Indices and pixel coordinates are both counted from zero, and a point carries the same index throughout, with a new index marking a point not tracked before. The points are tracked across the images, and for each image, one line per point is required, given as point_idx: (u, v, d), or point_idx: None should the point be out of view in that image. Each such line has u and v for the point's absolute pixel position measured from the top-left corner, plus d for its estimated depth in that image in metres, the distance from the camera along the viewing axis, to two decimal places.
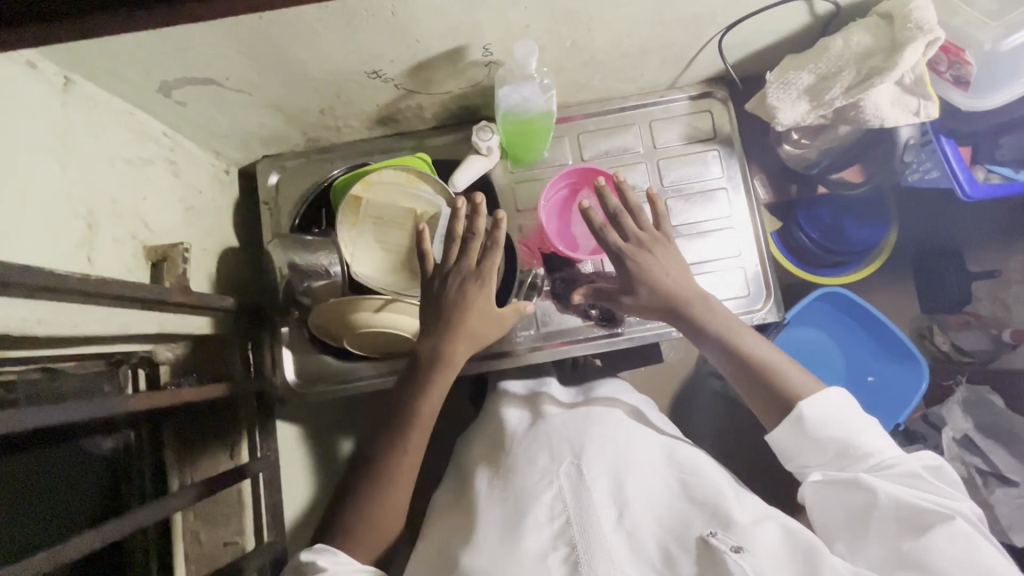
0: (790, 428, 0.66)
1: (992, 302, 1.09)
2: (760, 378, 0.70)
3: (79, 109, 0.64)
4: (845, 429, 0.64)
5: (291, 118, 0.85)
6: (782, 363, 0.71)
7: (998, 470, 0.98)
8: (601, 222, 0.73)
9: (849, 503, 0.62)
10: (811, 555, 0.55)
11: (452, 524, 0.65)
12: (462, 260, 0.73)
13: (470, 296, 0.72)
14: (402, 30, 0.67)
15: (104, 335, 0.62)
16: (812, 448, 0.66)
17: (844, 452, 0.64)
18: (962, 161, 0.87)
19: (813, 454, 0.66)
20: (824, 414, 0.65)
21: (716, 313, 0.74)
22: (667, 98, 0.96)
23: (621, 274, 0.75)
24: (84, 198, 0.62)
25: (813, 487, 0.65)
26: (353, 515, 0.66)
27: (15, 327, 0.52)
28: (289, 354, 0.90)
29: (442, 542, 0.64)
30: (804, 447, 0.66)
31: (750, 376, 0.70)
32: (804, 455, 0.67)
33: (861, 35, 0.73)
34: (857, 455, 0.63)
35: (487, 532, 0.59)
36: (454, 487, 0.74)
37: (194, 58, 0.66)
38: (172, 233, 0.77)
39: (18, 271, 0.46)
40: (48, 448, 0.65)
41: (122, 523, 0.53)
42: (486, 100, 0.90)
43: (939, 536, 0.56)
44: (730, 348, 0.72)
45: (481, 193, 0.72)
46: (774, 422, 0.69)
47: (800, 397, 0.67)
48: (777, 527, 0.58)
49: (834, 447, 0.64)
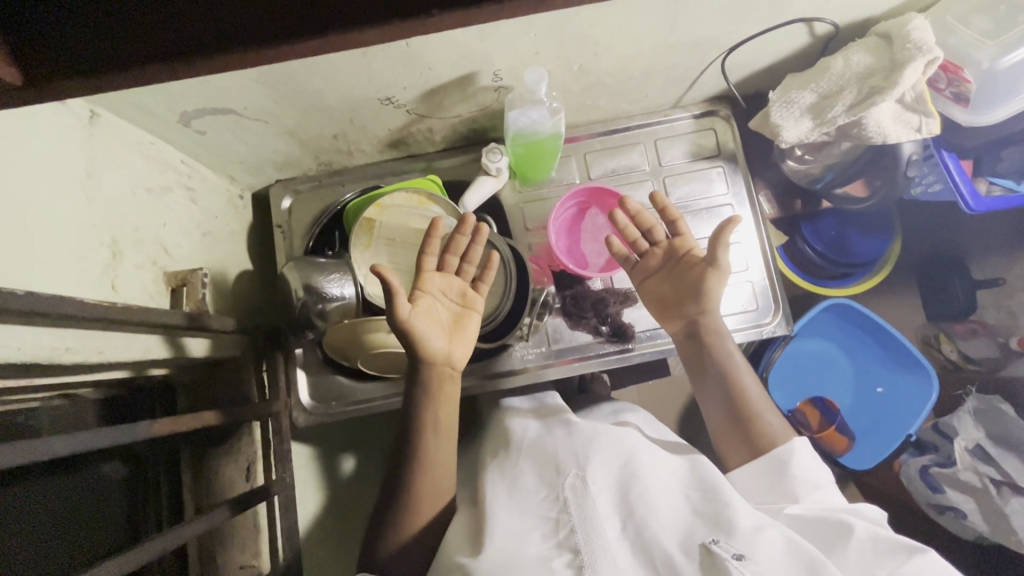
0: (769, 465, 0.67)
1: (998, 310, 1.08)
2: (742, 420, 0.72)
3: (102, 140, 0.65)
4: (814, 472, 0.66)
5: (305, 143, 0.87)
6: (767, 409, 0.72)
7: (1012, 479, 0.94)
8: (639, 214, 0.80)
9: (822, 537, 0.59)
10: (812, 568, 0.53)
11: (464, 524, 0.64)
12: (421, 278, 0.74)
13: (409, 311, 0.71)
14: (415, 59, 0.69)
15: (127, 360, 0.63)
16: (785, 487, 0.65)
17: (814, 494, 0.64)
18: (965, 174, 0.88)
19: (781, 491, 0.65)
20: (804, 454, 0.68)
21: (722, 348, 0.75)
22: (671, 117, 0.98)
23: (672, 262, 0.78)
24: (108, 227, 0.63)
25: (787, 521, 0.62)
26: (382, 533, 0.66)
27: (46, 355, 0.53)
28: (302, 375, 0.92)
29: (452, 540, 0.62)
30: (772, 482, 0.66)
31: (736, 419, 0.72)
32: (769, 495, 0.66)
33: (861, 55, 0.76)
34: (823, 497, 0.65)
35: (494, 534, 0.59)
36: (468, 491, 0.72)
37: (215, 90, 0.69)
38: (190, 259, 0.78)
39: (53, 302, 0.47)
40: (68, 475, 0.65)
41: (150, 548, 0.53)
42: (495, 123, 0.92)
43: (918, 563, 0.55)
44: (730, 385, 0.74)
45: (443, 217, 0.71)
46: (739, 463, 0.71)
47: (778, 442, 0.69)
48: (779, 537, 0.55)
49: (805, 485, 0.65)
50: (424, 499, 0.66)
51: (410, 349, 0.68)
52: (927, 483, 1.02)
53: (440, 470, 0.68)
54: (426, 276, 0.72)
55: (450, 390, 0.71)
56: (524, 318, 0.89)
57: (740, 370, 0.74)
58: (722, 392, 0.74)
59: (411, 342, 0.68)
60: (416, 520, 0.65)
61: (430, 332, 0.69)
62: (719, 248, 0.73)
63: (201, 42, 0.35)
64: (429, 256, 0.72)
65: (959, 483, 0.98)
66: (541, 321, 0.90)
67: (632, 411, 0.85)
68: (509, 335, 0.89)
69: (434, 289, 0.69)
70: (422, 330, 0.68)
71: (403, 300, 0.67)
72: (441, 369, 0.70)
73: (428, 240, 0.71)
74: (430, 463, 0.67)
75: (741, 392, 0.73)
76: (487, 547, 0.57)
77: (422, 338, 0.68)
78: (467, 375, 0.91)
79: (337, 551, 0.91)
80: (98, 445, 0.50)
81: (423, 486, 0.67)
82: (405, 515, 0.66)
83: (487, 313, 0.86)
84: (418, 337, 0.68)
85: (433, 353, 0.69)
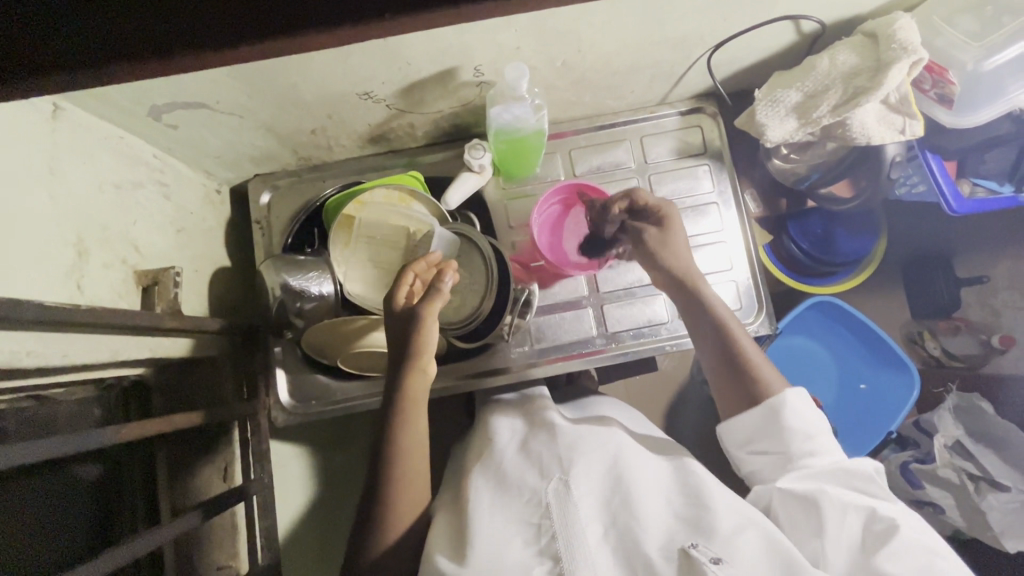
0: (762, 415, 0.66)
1: (982, 308, 1.13)
2: (725, 377, 0.71)
3: (68, 135, 0.63)
4: (807, 424, 0.65)
5: (283, 137, 0.85)
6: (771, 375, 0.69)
7: (989, 475, 0.96)
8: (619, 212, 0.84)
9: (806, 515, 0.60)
10: (790, 565, 0.54)
11: (444, 526, 0.64)
12: (392, 300, 0.71)
13: (396, 333, 0.70)
14: (392, 53, 0.68)
15: (95, 363, 0.62)
16: (774, 437, 0.65)
17: (800, 446, 0.64)
18: (948, 176, 0.88)
19: (773, 443, 0.65)
20: (797, 406, 0.66)
21: (701, 317, 0.75)
22: (658, 114, 0.97)
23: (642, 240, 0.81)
24: (74, 226, 0.62)
25: (778, 490, 0.62)
26: (364, 536, 0.64)
27: (5, 359, 0.51)
28: (283, 375, 0.90)
29: (433, 539, 0.62)
30: (765, 432, 0.66)
31: (734, 379, 0.70)
32: (760, 440, 0.66)
33: (847, 55, 0.75)
34: (816, 449, 0.64)
35: (478, 540, 0.58)
36: (451, 493, 0.71)
37: (186, 85, 0.67)
38: (163, 256, 0.76)
39: (10, 306, 0.46)
40: (38, 477, 0.64)
41: (113, 555, 0.52)
42: (478, 118, 0.91)
43: (893, 546, 0.55)
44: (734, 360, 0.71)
45: (438, 253, 0.75)
46: (736, 407, 0.69)
47: (766, 388, 0.68)
48: (758, 536, 0.56)
49: (797, 435, 0.64)
50: (405, 506, 0.66)
51: (406, 368, 0.69)
52: (907, 479, 1.02)
53: (424, 467, 0.68)
54: (396, 309, 0.70)
55: (422, 414, 0.70)
56: (506, 317, 0.88)
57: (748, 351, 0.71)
58: (724, 357, 0.71)
59: (410, 363, 0.69)
60: (396, 530, 0.64)
61: (425, 356, 0.69)
62: (675, 233, 0.79)
63: (140, 38, 0.33)
64: (410, 284, 0.72)
65: (939, 480, 0.98)
66: (523, 320, 0.90)
67: (609, 404, 0.86)
68: (490, 334, 0.88)
69: (424, 319, 0.68)
70: (424, 349, 0.69)
71: (408, 319, 0.69)
72: (420, 387, 0.70)
73: (415, 267, 0.72)
74: (410, 470, 0.67)
75: (748, 366, 0.70)
76: (469, 552, 0.57)
77: (416, 357, 0.69)
78: (448, 374, 0.91)
79: (319, 551, 0.91)
80: (63, 451, 0.49)
81: (407, 489, 0.66)
82: (380, 525, 0.64)
83: (466, 314, 0.82)
84: (413, 362, 0.69)
85: (424, 372, 0.70)
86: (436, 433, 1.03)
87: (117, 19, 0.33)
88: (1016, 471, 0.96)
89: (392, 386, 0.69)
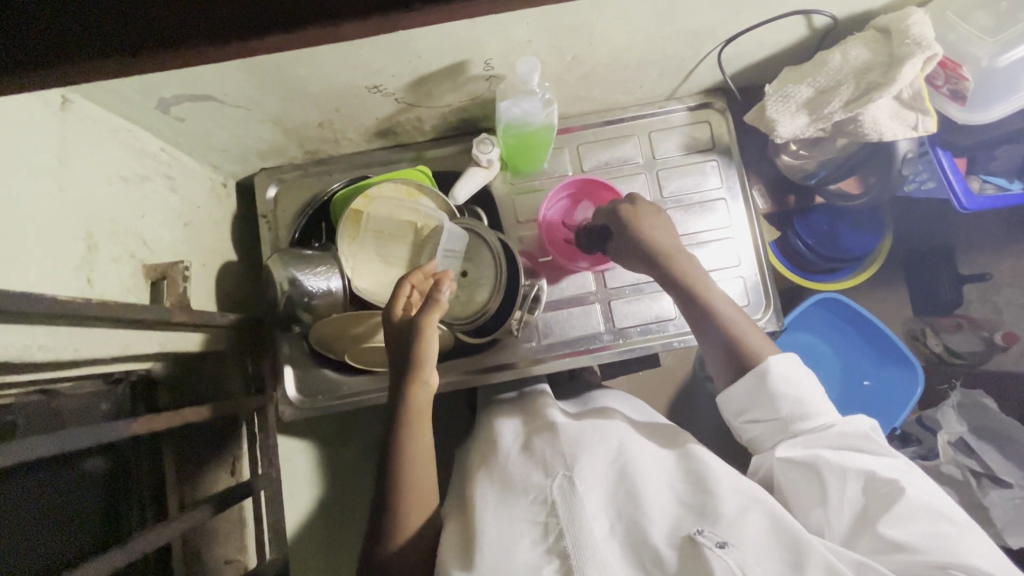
0: (753, 382, 0.66)
1: (984, 305, 1.14)
2: (720, 349, 0.72)
3: (76, 127, 0.63)
4: (799, 388, 0.65)
5: (289, 131, 0.84)
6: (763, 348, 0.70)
7: (991, 471, 0.98)
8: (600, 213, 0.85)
9: (808, 484, 0.60)
10: (794, 543, 0.54)
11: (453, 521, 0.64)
12: (389, 315, 0.71)
13: (395, 347, 0.70)
14: (403, 47, 0.67)
15: (104, 356, 0.62)
16: (766, 404, 0.65)
17: (796, 412, 0.64)
18: (959, 173, 0.89)
19: (767, 410, 0.66)
20: (788, 372, 0.66)
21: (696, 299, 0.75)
22: (666, 108, 0.96)
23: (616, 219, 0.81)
24: (84, 219, 0.61)
25: (778, 461, 0.62)
26: (379, 531, 0.65)
27: (16, 353, 0.51)
28: (289, 371, 0.90)
29: (445, 545, 0.62)
30: (758, 401, 0.66)
31: (727, 351, 0.71)
32: (754, 409, 0.67)
33: (859, 49, 0.74)
34: (811, 411, 0.63)
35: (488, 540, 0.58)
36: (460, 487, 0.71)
37: (194, 77, 0.66)
38: (171, 250, 0.76)
39: (24, 299, 0.45)
40: (48, 471, 0.64)
41: (124, 551, 0.52)
42: (486, 113, 0.90)
43: (897, 511, 0.55)
44: (729, 335, 0.71)
45: (434, 262, 0.74)
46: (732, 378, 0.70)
47: (759, 358, 0.68)
48: (762, 517, 0.56)
49: (789, 402, 0.64)
50: (417, 501, 0.66)
51: (406, 385, 0.68)
52: None
53: (432, 458, 0.69)
54: (394, 324, 0.70)
55: (427, 416, 0.70)
56: (514, 312, 0.87)
57: (744, 329, 0.72)
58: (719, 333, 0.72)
59: (409, 378, 0.68)
60: (409, 526, 0.65)
61: (425, 369, 0.68)
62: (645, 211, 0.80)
63: (163, 33, 0.34)
64: (405, 298, 0.71)
65: (942, 476, 0.99)
66: (532, 315, 0.89)
67: (617, 396, 0.86)
68: (498, 330, 0.89)
69: (420, 332, 0.68)
70: (422, 361, 0.68)
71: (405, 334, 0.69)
72: (422, 400, 0.69)
73: (408, 280, 0.72)
74: (418, 464, 0.67)
75: (741, 340, 0.70)
76: (481, 549, 0.57)
77: (419, 371, 0.68)
78: (455, 369, 0.91)
79: (325, 546, 0.91)
80: (76, 445, 0.49)
81: (417, 483, 0.66)
82: (390, 521, 0.64)
83: (473, 310, 0.82)
84: (414, 377, 0.68)
85: (426, 384, 0.69)
86: (442, 428, 1.03)
87: (140, 13, 0.33)
88: (1014, 466, 0.98)
89: (395, 397, 0.69)
